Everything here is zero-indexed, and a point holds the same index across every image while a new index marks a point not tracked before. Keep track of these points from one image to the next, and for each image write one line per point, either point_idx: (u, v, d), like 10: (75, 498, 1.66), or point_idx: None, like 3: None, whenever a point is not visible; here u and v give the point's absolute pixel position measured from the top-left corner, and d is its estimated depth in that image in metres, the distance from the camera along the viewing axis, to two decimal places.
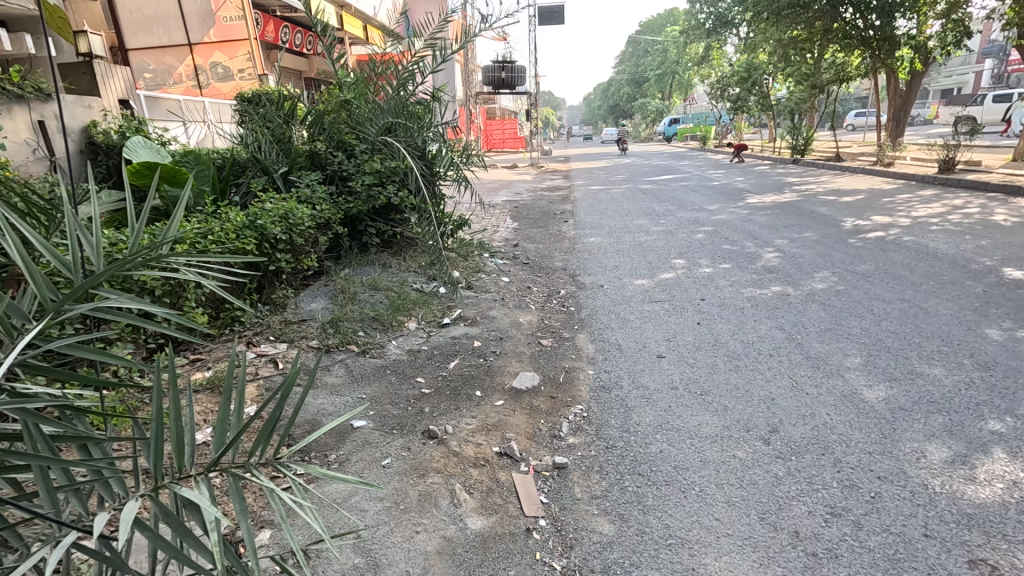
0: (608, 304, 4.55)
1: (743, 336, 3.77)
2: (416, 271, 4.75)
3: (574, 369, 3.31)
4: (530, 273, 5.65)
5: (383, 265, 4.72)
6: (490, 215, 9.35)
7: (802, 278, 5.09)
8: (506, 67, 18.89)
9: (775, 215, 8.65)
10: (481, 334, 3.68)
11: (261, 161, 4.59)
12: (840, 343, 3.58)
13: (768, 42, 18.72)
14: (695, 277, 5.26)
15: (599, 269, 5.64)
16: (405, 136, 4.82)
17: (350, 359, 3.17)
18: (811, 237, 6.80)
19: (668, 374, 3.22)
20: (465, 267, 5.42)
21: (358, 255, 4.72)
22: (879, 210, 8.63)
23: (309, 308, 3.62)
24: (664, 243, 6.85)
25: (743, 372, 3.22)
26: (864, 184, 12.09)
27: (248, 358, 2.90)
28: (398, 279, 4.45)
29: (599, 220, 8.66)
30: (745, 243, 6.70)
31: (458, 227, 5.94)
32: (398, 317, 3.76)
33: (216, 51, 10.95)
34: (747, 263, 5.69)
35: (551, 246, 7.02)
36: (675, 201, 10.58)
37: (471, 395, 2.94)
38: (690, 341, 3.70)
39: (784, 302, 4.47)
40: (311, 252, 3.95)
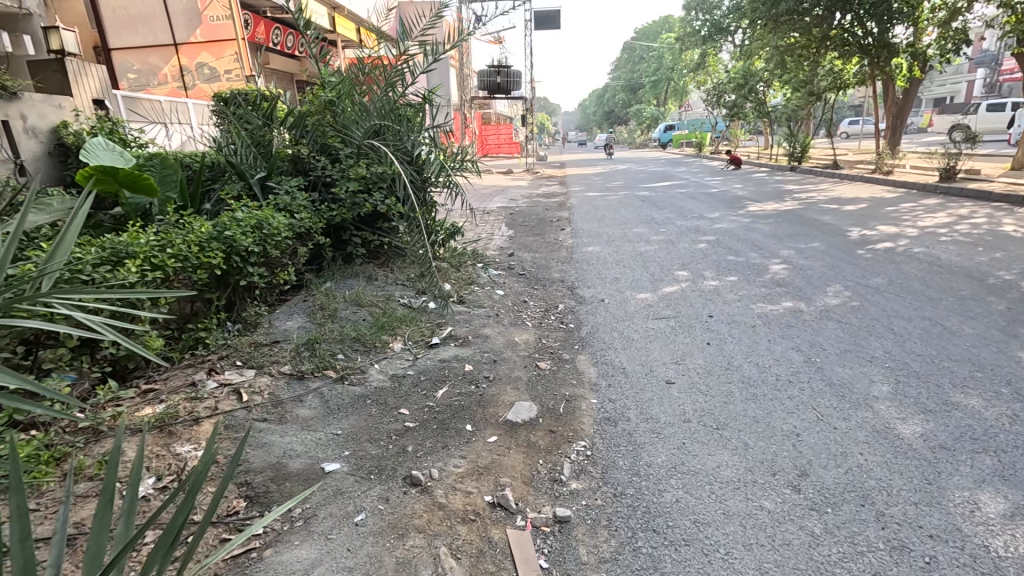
0: (609, 320, 4.25)
1: (757, 358, 3.47)
2: (404, 284, 4.43)
3: (576, 397, 3.00)
4: (526, 285, 5.34)
5: (369, 277, 4.41)
6: (485, 222, 9.05)
7: (814, 292, 4.81)
8: (501, 71, 18.68)
9: (778, 224, 8.40)
10: (474, 357, 3.37)
11: (237, 164, 4.26)
12: (864, 367, 3.29)
13: (765, 49, 18.62)
14: (700, 291, 4.98)
15: (599, 282, 5.34)
16: (394, 139, 4.51)
17: (326, 387, 2.82)
18: (817, 248, 6.54)
19: (679, 404, 2.91)
20: (456, 280, 5.11)
21: (342, 267, 4.40)
22: (884, 219, 8.40)
23: (284, 327, 3.29)
24: (665, 253, 6.57)
25: (762, 402, 2.91)
26: (865, 192, 11.90)
27: (208, 387, 2.57)
28: (385, 293, 4.14)
29: (597, 228, 8.38)
30: (750, 254, 6.43)
31: (451, 235, 5.66)
32: (381, 337, 3.44)
33: (202, 51, 10.63)
34: (754, 275, 5.42)
35: (548, 256, 6.73)
36: (674, 209, 10.32)
37: (461, 430, 2.62)
38: (700, 364, 3.39)
39: (796, 319, 4.19)
40: (288, 264, 3.64)
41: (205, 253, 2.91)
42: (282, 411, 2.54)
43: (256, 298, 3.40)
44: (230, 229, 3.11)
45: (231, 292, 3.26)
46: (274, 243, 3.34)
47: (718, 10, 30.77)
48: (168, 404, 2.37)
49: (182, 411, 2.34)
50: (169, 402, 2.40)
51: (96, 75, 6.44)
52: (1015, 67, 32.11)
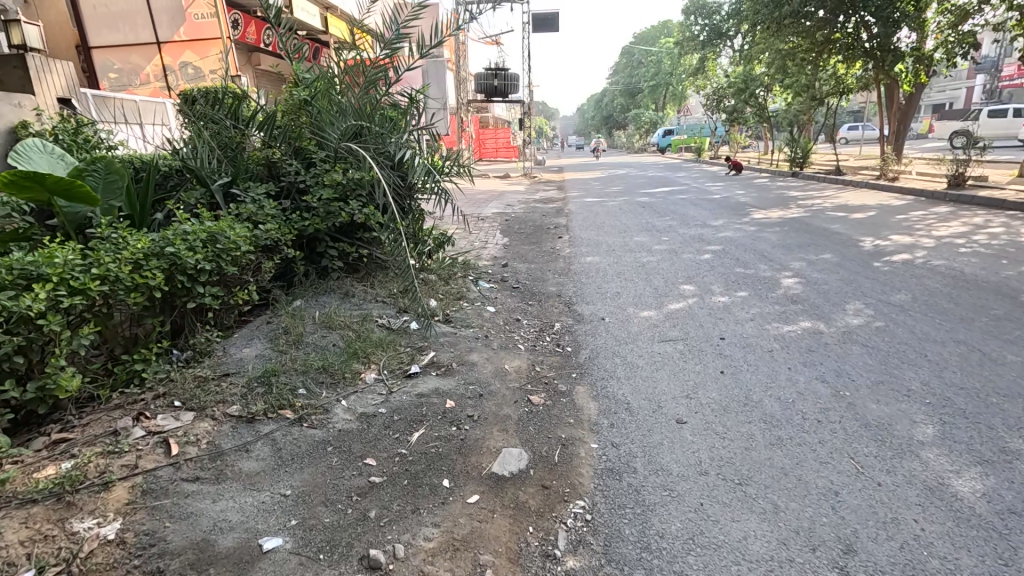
0: (610, 343, 3.85)
1: (778, 391, 3.07)
2: (384, 301, 4.03)
3: (574, 441, 2.59)
4: (520, 300, 4.94)
5: (347, 294, 4.01)
6: (479, 230, 8.66)
7: (833, 311, 4.42)
8: (498, 74, 18.36)
9: (786, 233, 8.03)
10: (457, 390, 2.95)
11: (198, 168, 3.85)
12: (902, 404, 2.88)
13: (766, 53, 18.33)
14: (709, 308, 4.58)
15: (599, 297, 4.94)
16: (375, 141, 4.13)
17: (279, 432, 2.39)
18: (831, 260, 6.15)
19: (694, 451, 2.50)
20: (444, 295, 4.70)
21: (315, 283, 3.98)
22: (896, 229, 8.03)
23: (240, 356, 2.87)
24: (669, 265, 6.17)
25: (790, 449, 2.50)
26: (872, 199, 11.54)
27: (133, 435, 2.14)
28: (362, 312, 3.74)
29: (596, 237, 7.99)
30: (759, 266, 6.04)
31: (440, 245, 5.30)
32: (352, 366, 3.02)
33: (186, 51, 10.25)
34: (765, 291, 5.03)
35: (544, 267, 6.33)
36: (675, 216, 9.94)
37: (436, 487, 2.20)
38: (714, 400, 2.97)
39: (818, 342, 3.78)
40: (250, 281, 3.24)
41: (141, 273, 2.49)
42: (222, 465, 2.12)
43: (209, 321, 2.98)
44: (174, 243, 2.69)
45: (180, 314, 2.84)
46: (230, 259, 2.94)
47: (717, 15, 30.66)
48: (76, 461, 1.95)
49: (92, 471, 1.92)
50: (79, 457, 1.98)
51: (62, 73, 6.03)
52: (1018, 73, 31.91)
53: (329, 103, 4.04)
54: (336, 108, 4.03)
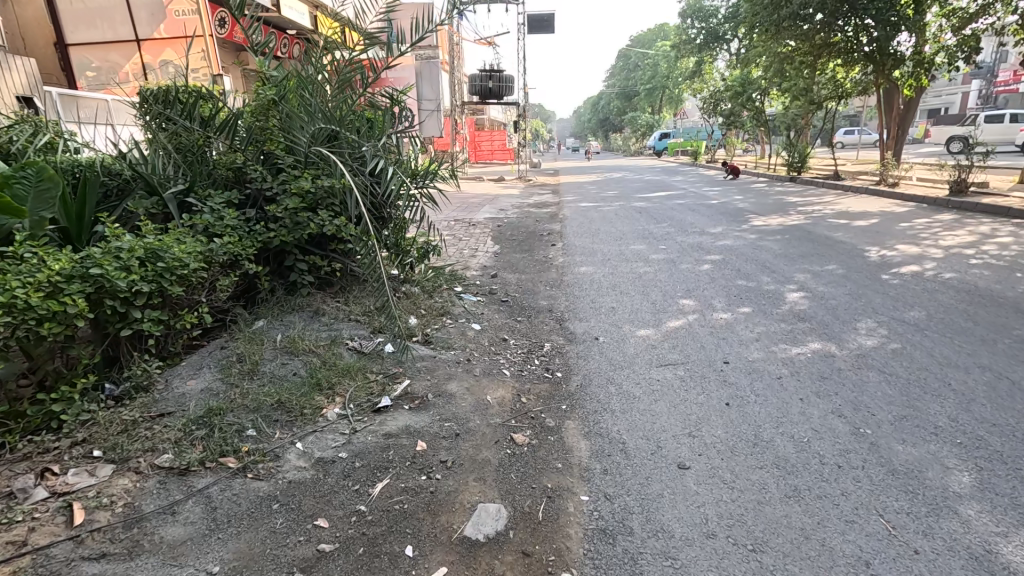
0: (603, 367, 3.53)
1: (789, 427, 2.75)
2: (357, 321, 3.68)
3: (561, 492, 2.26)
4: (508, 315, 4.63)
5: (317, 312, 3.66)
6: (470, 237, 8.34)
7: (844, 330, 4.11)
8: (494, 76, 18.06)
9: (787, 241, 7.73)
10: (431, 429, 2.61)
11: (152, 173, 3.49)
12: (931, 446, 2.56)
13: (763, 57, 18.16)
14: (712, 327, 4.25)
15: (593, 313, 4.62)
16: (350, 145, 3.80)
17: (215, 487, 2.05)
18: (836, 272, 5.84)
19: (700, 506, 2.17)
20: (426, 311, 4.38)
21: (282, 300, 3.64)
22: (902, 238, 7.76)
23: (182, 392, 2.53)
24: (668, 277, 5.86)
25: (809, 503, 2.17)
26: (874, 206, 11.29)
27: (31, 499, 1.86)
28: (331, 335, 3.39)
29: (591, 244, 7.68)
30: (761, 278, 5.74)
31: (425, 255, 4.93)
32: (314, 400, 2.68)
33: (166, 48, 9.88)
34: (770, 306, 4.73)
35: (536, 277, 6.02)
36: (672, 222, 9.65)
37: (396, 557, 1.86)
38: (718, 439, 2.65)
39: (830, 367, 3.46)
40: (201, 301, 2.91)
41: (58, 299, 2.15)
42: (137, 535, 1.80)
43: (149, 350, 2.64)
44: (102, 264, 2.35)
45: (113, 344, 2.50)
46: (174, 279, 2.60)
47: (714, 19, 30.60)
48: None
49: None
50: None
51: (23, 69, 5.64)
52: (1013, 79, 31.97)
53: (300, 104, 3.71)
54: (307, 109, 3.70)
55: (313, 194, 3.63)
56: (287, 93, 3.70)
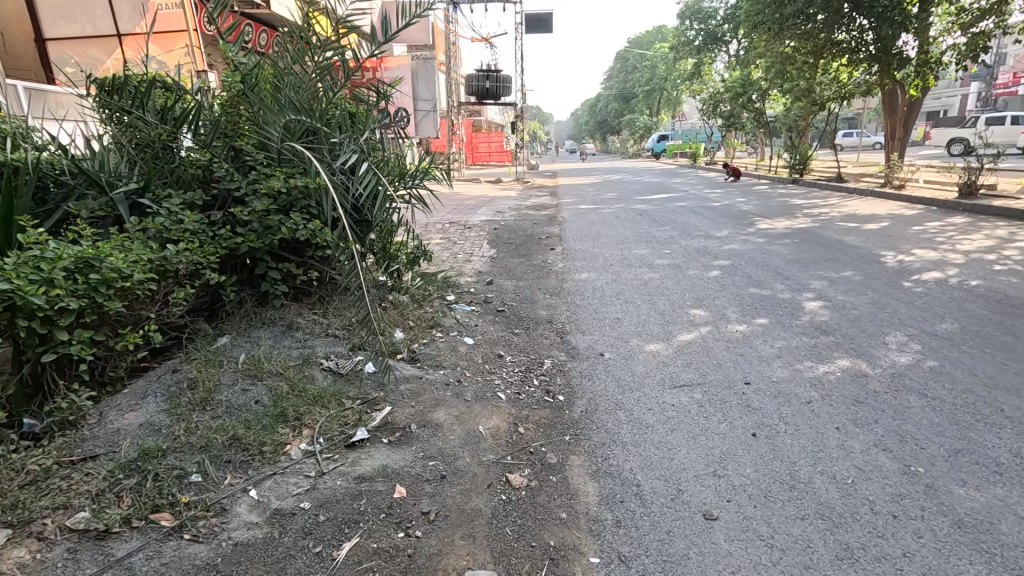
0: (610, 388, 3.15)
1: (829, 465, 2.37)
2: (335, 336, 3.29)
3: (567, 553, 1.87)
4: (504, 327, 4.25)
5: (290, 327, 3.28)
6: (465, 240, 7.97)
7: (873, 345, 3.75)
8: (490, 75, 17.71)
9: (798, 246, 7.39)
10: (411, 470, 2.22)
11: (103, 170, 3.09)
12: (998, 489, 2.19)
13: (764, 58, 17.94)
14: (727, 341, 3.89)
15: (596, 324, 4.25)
16: (329, 140, 3.41)
17: (139, 556, 1.67)
18: (854, 280, 5.48)
19: (736, 573, 1.79)
20: (415, 323, 4.00)
21: (250, 314, 3.24)
22: (917, 242, 7.42)
23: (116, 427, 2.14)
24: (674, 284, 5.49)
25: (867, 569, 1.80)
26: (882, 208, 10.97)
27: None
28: (303, 352, 3.01)
29: (592, 248, 7.32)
30: (774, 285, 5.38)
31: (414, 260, 4.61)
32: (276, 434, 2.30)
33: (149, 44, 9.44)
34: (788, 318, 4.37)
35: (534, 284, 5.65)
36: (676, 225, 9.32)
37: None
38: (749, 481, 2.27)
39: (864, 390, 3.08)
40: (150, 316, 2.53)
41: None
42: None
43: (82, 376, 2.26)
44: (13, 278, 1.97)
45: (34, 371, 2.12)
46: (111, 292, 2.24)
47: (713, 20, 30.50)
48: None
49: None
50: None
51: None
52: (1014, 81, 31.84)
53: (273, 93, 3.32)
54: (281, 100, 3.31)
55: (287, 194, 3.24)
56: (258, 82, 3.31)
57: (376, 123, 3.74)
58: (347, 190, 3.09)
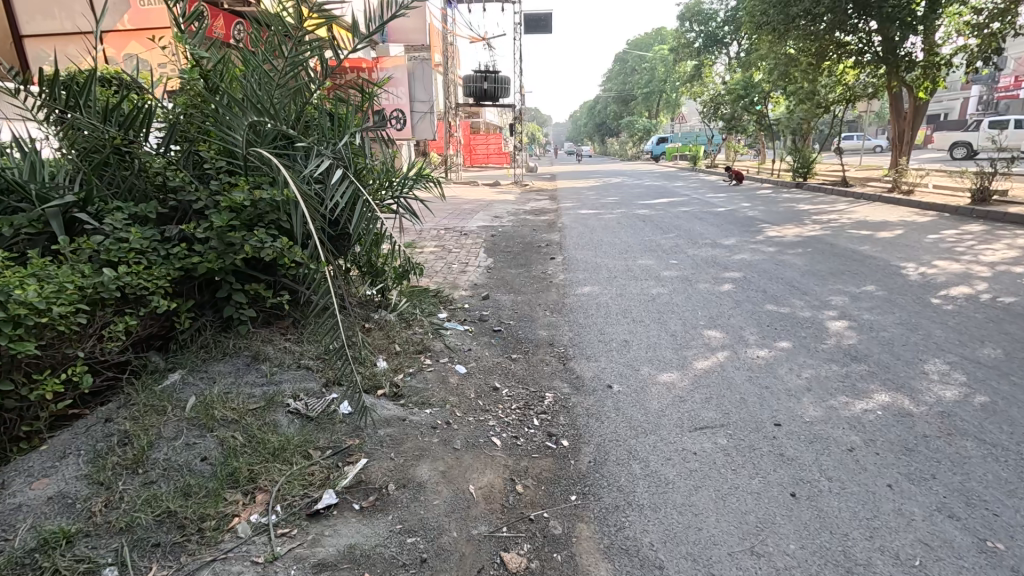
0: (622, 431, 2.75)
1: (887, 540, 1.98)
2: (307, 371, 2.88)
3: None
4: (500, 351, 3.85)
5: (257, 358, 2.87)
6: (461, 249, 7.58)
7: (912, 375, 3.36)
8: (489, 77, 17.33)
9: (811, 256, 6.99)
10: (384, 551, 1.82)
11: (36, 181, 2.68)
12: None
13: (767, 60, 17.63)
14: (748, 370, 3.48)
15: (602, 349, 3.85)
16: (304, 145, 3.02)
17: None
18: (877, 296, 5.09)
19: None
20: (401, 349, 3.59)
21: (209, 344, 2.84)
22: (937, 252, 7.03)
23: (20, 503, 1.78)
24: (684, 300, 5.09)
25: None
26: (893, 215, 10.60)
27: None
28: (267, 391, 2.61)
29: (594, 258, 6.93)
30: (792, 301, 5.00)
31: (402, 276, 4.23)
32: (220, 505, 1.90)
33: (130, 40, 8.96)
34: (812, 341, 3.98)
35: (533, 298, 5.26)
36: (680, 233, 8.94)
37: None
38: (795, 563, 1.87)
39: (913, 435, 2.69)
40: (78, 356, 2.16)
41: None
42: None
43: None
44: None
45: None
46: (18, 333, 1.89)
47: (714, 22, 30.23)
48: None
49: None
50: None
51: None
52: (1014, 85, 31.61)
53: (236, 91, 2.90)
54: (246, 99, 2.90)
55: (254, 208, 2.83)
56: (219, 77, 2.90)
57: (360, 127, 3.35)
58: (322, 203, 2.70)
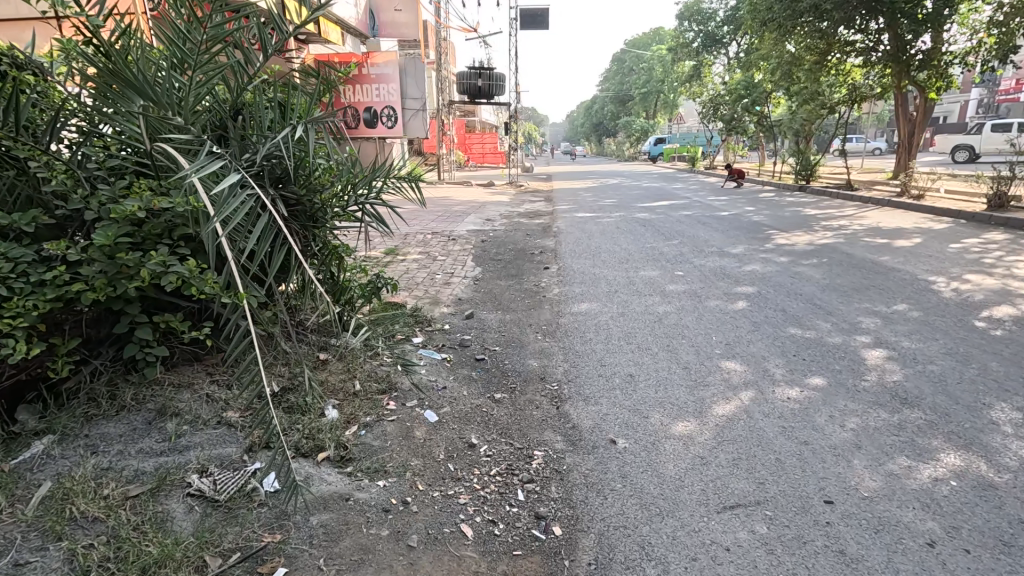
0: (631, 513, 2.13)
1: None
2: (223, 431, 2.25)
3: None
4: (480, 388, 3.23)
5: (163, 414, 2.25)
6: (447, 256, 6.98)
7: (980, 426, 2.76)
8: (483, 74, 16.65)
9: (829, 268, 6.40)
10: None
11: None
12: None
13: (770, 59, 17.11)
14: (780, 418, 2.87)
15: (603, 387, 3.24)
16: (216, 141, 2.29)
17: None
18: (914, 318, 4.49)
19: None
20: (359, 391, 2.97)
21: (99, 396, 2.22)
22: (965, 263, 6.49)
23: None
24: (695, 321, 4.48)
25: None
26: (906, 220, 10.08)
27: None
28: (161, 464, 2.00)
29: (592, 268, 6.32)
30: (817, 323, 4.41)
31: (373, 292, 3.82)
32: None
33: None
34: (850, 376, 3.39)
35: (524, 316, 4.67)
36: (684, 239, 8.34)
37: None
38: None
39: (1006, 520, 2.09)
40: None
41: None
42: None
43: None
44: None
45: None
46: None
47: (713, 22, 29.72)
48: None
49: None
50: None
51: None
52: (1015, 88, 31.68)
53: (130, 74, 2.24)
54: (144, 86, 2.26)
55: (164, 220, 2.23)
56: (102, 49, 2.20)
57: (318, 117, 2.69)
58: (228, 210, 1.95)
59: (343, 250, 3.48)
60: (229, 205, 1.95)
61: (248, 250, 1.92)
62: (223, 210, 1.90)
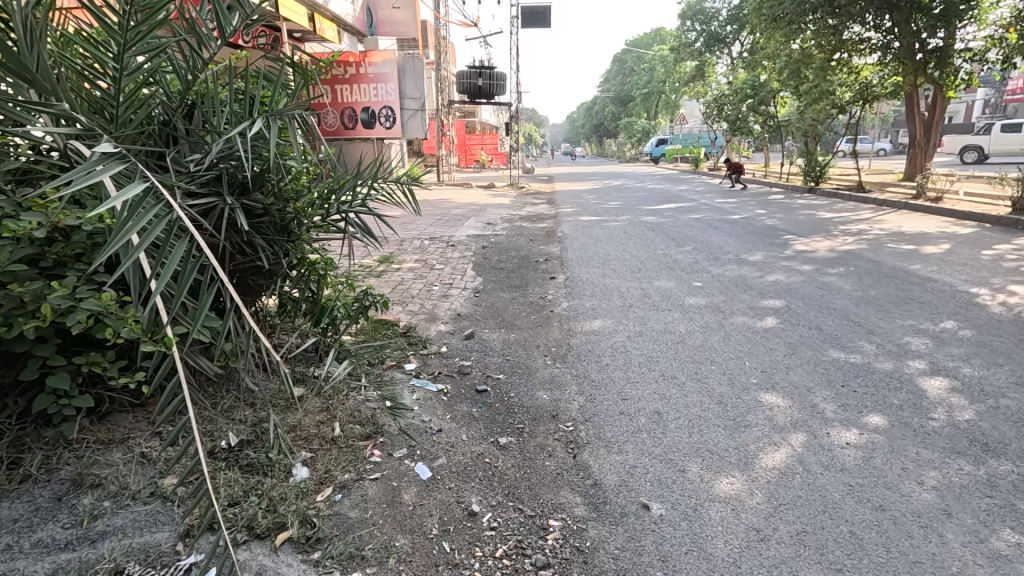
0: None
1: None
2: (154, 511, 1.75)
3: None
4: (481, 431, 2.73)
5: (80, 485, 1.79)
6: (445, 265, 6.50)
7: None
8: (483, 73, 16.15)
9: (858, 277, 5.92)
10: None
11: None
12: None
13: (777, 58, 16.66)
14: (843, 472, 2.38)
15: (626, 429, 2.74)
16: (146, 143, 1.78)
17: None
18: (968, 339, 4.00)
19: None
20: (338, 438, 2.48)
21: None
22: (1005, 273, 6.01)
23: None
24: (723, 341, 3.99)
25: None
26: (928, 224, 9.59)
27: None
28: (61, 564, 1.55)
29: (601, 279, 5.83)
30: (861, 344, 3.91)
31: (359, 312, 3.31)
32: None
33: None
34: (915, 413, 2.90)
35: (529, 334, 4.19)
36: (697, 245, 7.87)
37: None
38: None
39: None
40: None
41: None
42: None
43: None
44: None
45: None
46: None
47: (715, 21, 29.31)
48: None
49: None
50: None
51: None
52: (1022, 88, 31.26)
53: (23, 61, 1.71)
54: (46, 80, 1.78)
55: (88, 233, 1.80)
56: None
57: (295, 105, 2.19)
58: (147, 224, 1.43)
59: (325, 264, 2.99)
60: (144, 213, 1.45)
61: (169, 276, 1.40)
62: (135, 220, 1.41)
